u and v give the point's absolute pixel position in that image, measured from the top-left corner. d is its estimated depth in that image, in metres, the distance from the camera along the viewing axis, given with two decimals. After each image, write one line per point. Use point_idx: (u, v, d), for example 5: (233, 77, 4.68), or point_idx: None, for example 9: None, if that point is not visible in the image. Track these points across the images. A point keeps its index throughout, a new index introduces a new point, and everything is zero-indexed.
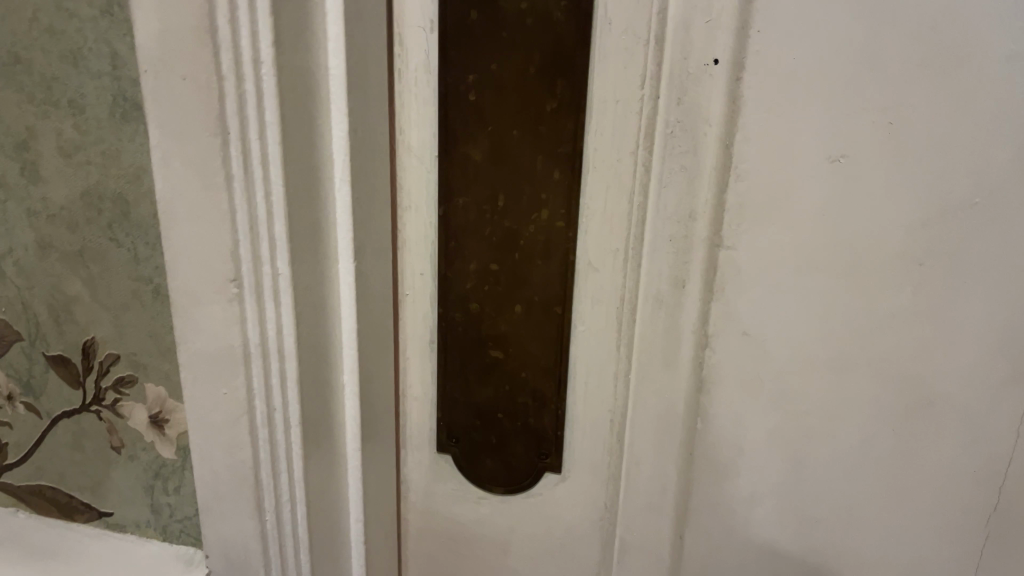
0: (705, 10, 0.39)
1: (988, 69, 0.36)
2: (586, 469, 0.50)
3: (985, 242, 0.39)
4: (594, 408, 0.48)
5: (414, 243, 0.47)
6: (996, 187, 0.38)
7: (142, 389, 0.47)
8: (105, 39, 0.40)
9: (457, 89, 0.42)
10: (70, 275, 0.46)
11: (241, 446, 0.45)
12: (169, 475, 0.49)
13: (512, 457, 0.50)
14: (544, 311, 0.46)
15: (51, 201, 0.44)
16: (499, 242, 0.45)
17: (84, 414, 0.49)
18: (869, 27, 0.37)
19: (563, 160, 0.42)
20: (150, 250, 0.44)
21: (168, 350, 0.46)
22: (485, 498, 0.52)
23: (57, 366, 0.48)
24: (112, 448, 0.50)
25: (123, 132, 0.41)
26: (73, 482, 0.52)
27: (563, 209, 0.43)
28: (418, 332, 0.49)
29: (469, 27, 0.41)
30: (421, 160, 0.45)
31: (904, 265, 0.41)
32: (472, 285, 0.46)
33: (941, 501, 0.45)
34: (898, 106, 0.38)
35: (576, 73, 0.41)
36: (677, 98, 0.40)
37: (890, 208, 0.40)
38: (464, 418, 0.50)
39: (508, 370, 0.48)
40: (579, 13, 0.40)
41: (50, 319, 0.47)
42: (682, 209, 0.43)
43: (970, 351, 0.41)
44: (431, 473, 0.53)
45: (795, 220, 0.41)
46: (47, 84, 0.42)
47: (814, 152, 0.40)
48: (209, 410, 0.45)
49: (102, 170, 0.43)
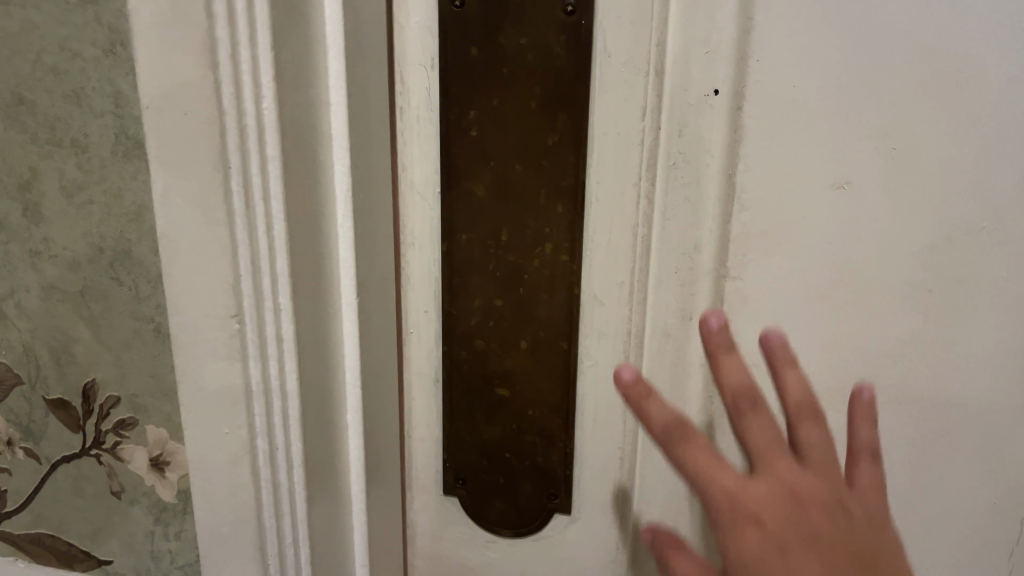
0: (704, 41, 0.39)
1: (993, 91, 0.37)
2: (597, 508, 0.49)
3: (995, 263, 0.39)
4: (603, 445, 0.47)
5: (419, 280, 0.47)
6: (1001, 210, 0.39)
7: (143, 432, 0.46)
8: (108, 79, 0.40)
9: (459, 125, 0.42)
10: (72, 316, 0.46)
11: (243, 487, 0.44)
12: (169, 520, 0.48)
13: (521, 499, 0.49)
14: (549, 347, 0.45)
15: (54, 241, 0.44)
16: (504, 278, 0.44)
17: (84, 458, 0.48)
18: (870, 54, 0.37)
19: (565, 193, 0.42)
20: (152, 289, 0.44)
21: (170, 390, 0.45)
22: (494, 541, 0.51)
23: (57, 410, 0.48)
24: (112, 493, 0.49)
25: (125, 170, 0.41)
26: (72, 529, 0.51)
27: (567, 242, 0.43)
28: (423, 371, 0.49)
29: (470, 64, 0.41)
30: (424, 196, 0.45)
31: (915, 290, 0.40)
32: (477, 322, 0.46)
33: (962, 531, 0.44)
34: (903, 131, 0.38)
35: (576, 108, 0.41)
36: (678, 130, 0.41)
37: (898, 234, 0.40)
38: (472, 459, 0.49)
39: (516, 407, 0.47)
40: (579, 47, 0.40)
41: (50, 361, 0.47)
42: (687, 239, 0.42)
43: (982, 378, 0.41)
44: (438, 517, 0.52)
45: (802, 248, 0.41)
46: (50, 125, 0.42)
47: (820, 179, 0.40)
48: (209, 451, 0.43)
49: (104, 210, 0.43)
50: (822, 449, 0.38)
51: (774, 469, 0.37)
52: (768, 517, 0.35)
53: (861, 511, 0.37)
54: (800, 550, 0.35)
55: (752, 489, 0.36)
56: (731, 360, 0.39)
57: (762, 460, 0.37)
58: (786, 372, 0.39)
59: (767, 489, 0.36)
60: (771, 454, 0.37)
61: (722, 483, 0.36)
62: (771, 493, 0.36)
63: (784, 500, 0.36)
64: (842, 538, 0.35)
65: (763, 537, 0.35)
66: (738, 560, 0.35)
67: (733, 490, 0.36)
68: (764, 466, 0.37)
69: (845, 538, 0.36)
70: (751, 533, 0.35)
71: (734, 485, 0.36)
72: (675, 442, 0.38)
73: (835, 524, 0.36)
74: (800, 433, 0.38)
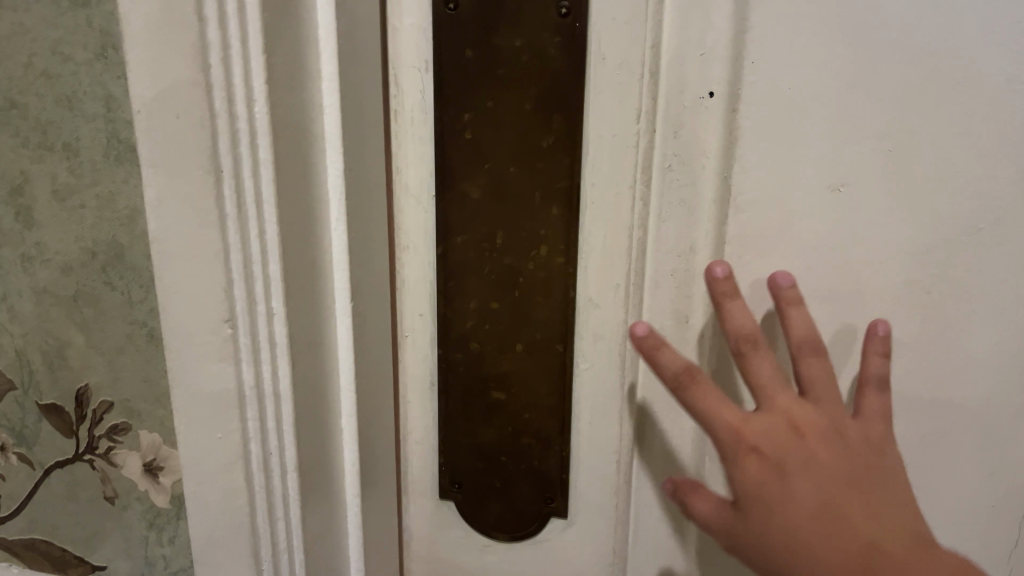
0: (698, 42, 0.39)
1: (989, 91, 0.37)
2: (594, 512, 0.49)
3: (994, 264, 0.39)
4: (599, 448, 0.47)
5: (414, 283, 0.46)
6: (999, 210, 0.38)
7: (136, 437, 0.46)
8: (100, 82, 0.40)
9: (454, 128, 0.42)
10: (64, 321, 0.45)
11: (236, 492, 0.44)
12: (163, 525, 0.48)
13: (518, 501, 0.49)
14: (545, 349, 0.45)
15: (46, 245, 0.44)
16: (499, 280, 0.44)
17: (78, 463, 0.48)
18: (865, 55, 0.37)
19: (560, 195, 0.42)
20: (145, 293, 0.43)
21: (163, 395, 0.45)
22: (491, 545, 0.50)
23: (50, 415, 0.47)
24: (106, 498, 0.49)
25: (118, 174, 0.41)
26: (66, 535, 0.50)
27: (563, 244, 0.43)
28: (418, 375, 0.48)
29: (465, 66, 0.41)
30: (418, 199, 0.44)
31: (912, 292, 0.40)
32: (473, 325, 0.46)
33: (962, 535, 0.44)
34: (900, 132, 0.38)
35: (571, 110, 0.40)
36: (674, 131, 0.40)
37: (895, 235, 0.40)
38: (468, 463, 0.49)
39: (512, 410, 0.47)
40: (574, 49, 0.39)
41: (43, 366, 0.47)
42: (682, 241, 0.42)
43: (980, 380, 0.41)
44: (434, 521, 0.51)
45: (798, 250, 0.41)
46: (42, 129, 0.42)
47: (816, 181, 0.40)
48: (202, 456, 0.43)
49: (96, 214, 0.42)
50: (827, 381, 0.39)
51: (775, 402, 0.39)
52: (771, 450, 0.38)
53: (865, 439, 0.39)
54: (801, 478, 0.38)
55: (753, 425, 0.39)
56: (736, 305, 0.40)
57: (766, 397, 0.39)
58: (791, 310, 0.40)
59: (770, 423, 0.39)
60: (775, 391, 0.39)
61: (727, 421, 0.39)
62: (773, 428, 0.38)
63: (785, 434, 0.38)
64: (844, 465, 0.38)
65: (764, 462, 0.38)
66: (743, 489, 0.38)
67: (736, 427, 0.39)
68: (767, 402, 0.39)
69: (845, 465, 0.38)
70: (750, 462, 0.38)
71: (737, 423, 0.39)
72: (683, 388, 0.40)
73: (837, 453, 0.38)
74: (805, 369, 0.40)
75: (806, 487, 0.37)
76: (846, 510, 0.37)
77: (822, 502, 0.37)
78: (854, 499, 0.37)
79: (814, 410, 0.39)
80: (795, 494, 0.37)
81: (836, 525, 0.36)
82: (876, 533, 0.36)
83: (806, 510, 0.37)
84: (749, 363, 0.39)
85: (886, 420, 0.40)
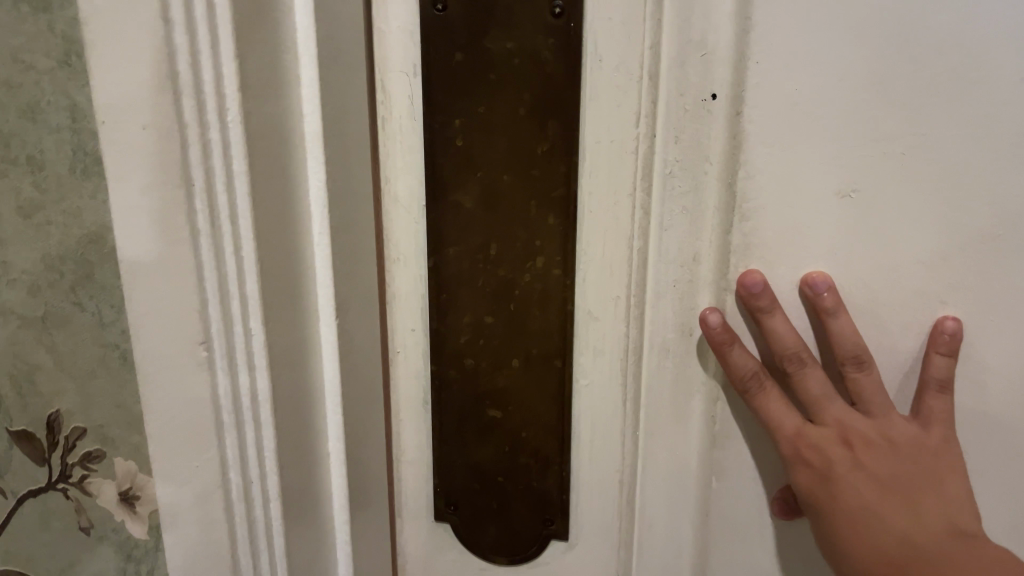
0: (699, 43, 0.37)
1: (1008, 89, 0.35)
2: (596, 532, 0.47)
3: (1016, 274, 0.37)
4: (601, 466, 0.45)
5: (404, 297, 0.44)
6: (1020, 216, 0.36)
7: (111, 465, 0.44)
8: (64, 91, 0.38)
9: (443, 135, 0.40)
10: (34, 343, 0.43)
11: (216, 522, 0.41)
12: (140, 557, 0.46)
13: (516, 523, 0.46)
14: (543, 364, 0.43)
15: (12, 264, 0.42)
16: (493, 292, 0.42)
17: (50, 493, 0.46)
18: (875, 53, 0.35)
19: (556, 204, 0.40)
20: (117, 314, 0.42)
21: (138, 419, 0.43)
22: (488, 568, 0.48)
23: (22, 442, 0.45)
24: (80, 529, 0.46)
25: (85, 189, 0.39)
26: (40, 566, 0.48)
27: (560, 255, 0.41)
28: (411, 393, 0.46)
29: (453, 70, 0.39)
30: (409, 210, 0.42)
31: (926, 303, 0.38)
32: (467, 339, 0.43)
33: None
34: (914, 134, 0.36)
35: (567, 114, 0.38)
36: (674, 137, 0.38)
37: (910, 243, 0.37)
38: (463, 484, 0.46)
39: (507, 429, 0.45)
40: (568, 51, 0.37)
41: (11, 391, 0.44)
42: (684, 252, 0.40)
43: (999, 393, 0.39)
44: (428, 543, 0.49)
45: (806, 259, 0.39)
46: (4, 142, 0.39)
47: (825, 187, 0.38)
48: (180, 485, 0.41)
49: (63, 231, 0.40)
50: (877, 389, 0.39)
51: (826, 414, 0.39)
52: (821, 461, 0.39)
53: (916, 441, 0.39)
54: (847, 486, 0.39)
55: (805, 439, 0.39)
56: (776, 321, 0.39)
57: (818, 409, 0.39)
58: (832, 318, 0.38)
59: (822, 434, 0.39)
60: (825, 405, 0.39)
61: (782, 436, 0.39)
62: (823, 441, 0.39)
63: (834, 445, 0.39)
64: (889, 470, 0.39)
65: (817, 475, 0.39)
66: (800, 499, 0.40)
67: (790, 442, 0.39)
68: (819, 415, 0.39)
69: (895, 469, 0.39)
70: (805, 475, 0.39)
71: (790, 439, 0.39)
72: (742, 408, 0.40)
73: (885, 458, 0.39)
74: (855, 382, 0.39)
75: (851, 493, 0.39)
76: (883, 513, 0.38)
77: (864, 506, 0.39)
78: (896, 503, 0.38)
79: (864, 417, 0.39)
80: (843, 501, 0.39)
81: (875, 529, 0.38)
82: (915, 535, 0.38)
83: (850, 515, 0.39)
84: (797, 378, 0.39)
85: (946, 421, 0.39)
